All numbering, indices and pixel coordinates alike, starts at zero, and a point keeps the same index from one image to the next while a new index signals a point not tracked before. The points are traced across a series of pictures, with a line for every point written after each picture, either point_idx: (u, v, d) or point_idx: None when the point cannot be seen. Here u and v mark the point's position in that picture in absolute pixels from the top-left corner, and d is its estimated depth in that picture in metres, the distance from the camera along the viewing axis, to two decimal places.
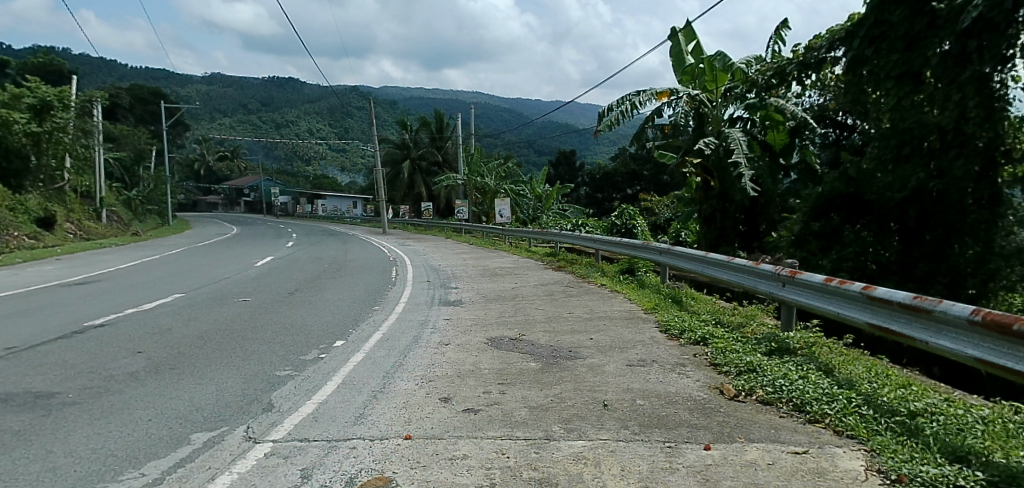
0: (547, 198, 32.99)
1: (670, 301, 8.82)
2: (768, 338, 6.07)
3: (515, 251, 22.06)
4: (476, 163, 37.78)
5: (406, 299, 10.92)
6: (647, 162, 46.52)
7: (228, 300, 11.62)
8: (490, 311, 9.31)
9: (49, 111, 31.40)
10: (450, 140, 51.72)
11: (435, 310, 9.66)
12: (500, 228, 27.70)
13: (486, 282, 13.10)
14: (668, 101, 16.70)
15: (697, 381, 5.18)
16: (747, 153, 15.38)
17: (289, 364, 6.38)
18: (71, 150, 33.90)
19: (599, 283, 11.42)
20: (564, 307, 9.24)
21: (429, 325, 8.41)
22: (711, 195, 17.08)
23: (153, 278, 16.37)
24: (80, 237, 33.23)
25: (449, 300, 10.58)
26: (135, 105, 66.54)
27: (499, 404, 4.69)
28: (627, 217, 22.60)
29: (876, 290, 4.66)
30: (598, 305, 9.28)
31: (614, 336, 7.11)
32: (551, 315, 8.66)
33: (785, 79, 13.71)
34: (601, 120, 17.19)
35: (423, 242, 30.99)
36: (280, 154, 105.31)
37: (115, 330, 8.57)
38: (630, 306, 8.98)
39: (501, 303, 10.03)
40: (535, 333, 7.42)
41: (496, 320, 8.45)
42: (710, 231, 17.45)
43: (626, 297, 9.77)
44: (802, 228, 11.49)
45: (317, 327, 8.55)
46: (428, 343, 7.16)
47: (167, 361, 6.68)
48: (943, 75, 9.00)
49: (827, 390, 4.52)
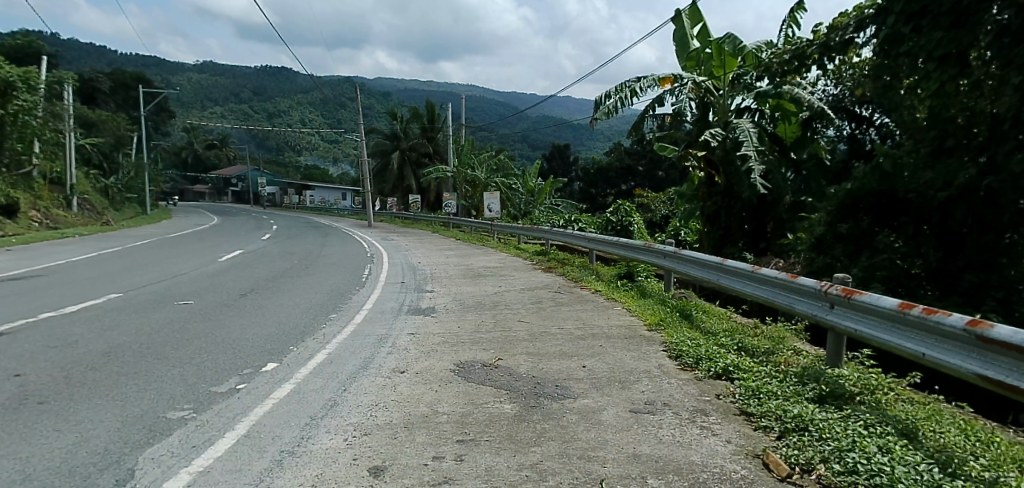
0: (540, 193, 31.68)
1: (677, 316, 7.40)
2: (813, 376, 4.64)
3: (502, 248, 20.62)
4: (466, 155, 36.40)
5: (371, 306, 9.44)
6: (642, 157, 45.22)
7: (167, 303, 10.13)
8: (466, 323, 7.90)
9: (12, 92, 29.29)
10: (441, 131, 50.11)
11: (400, 321, 8.19)
12: (489, 223, 26.35)
13: (468, 284, 11.69)
14: (670, 88, 15.26)
15: (728, 443, 3.77)
16: (758, 146, 14.13)
17: (190, 402, 4.91)
18: (39, 134, 32.45)
19: (593, 289, 10.00)
20: (553, 320, 7.81)
21: (389, 341, 6.97)
22: (715, 191, 15.77)
23: (100, 273, 14.86)
24: (46, 226, 31.79)
25: (419, 308, 9.12)
26: (116, 90, 64.87)
27: (450, 484, 3.26)
28: (623, 214, 21.25)
29: (996, 329, 3.25)
30: (592, 318, 7.85)
31: (612, 363, 5.67)
32: (537, 330, 7.23)
33: (802, 65, 12.36)
34: (598, 108, 15.78)
35: (408, 236, 29.57)
36: (270, 144, 103.55)
37: (8, 342, 7.13)
38: (630, 320, 7.56)
39: (478, 313, 8.58)
40: (514, 357, 5.99)
41: (469, 337, 7.03)
42: (714, 231, 16.18)
43: (624, 307, 8.36)
44: (826, 229, 10.05)
45: (251, 342, 7.06)
46: (379, 369, 5.69)
47: (41, 392, 5.25)
48: (999, 54, 7.57)
49: (924, 472, 3.10)
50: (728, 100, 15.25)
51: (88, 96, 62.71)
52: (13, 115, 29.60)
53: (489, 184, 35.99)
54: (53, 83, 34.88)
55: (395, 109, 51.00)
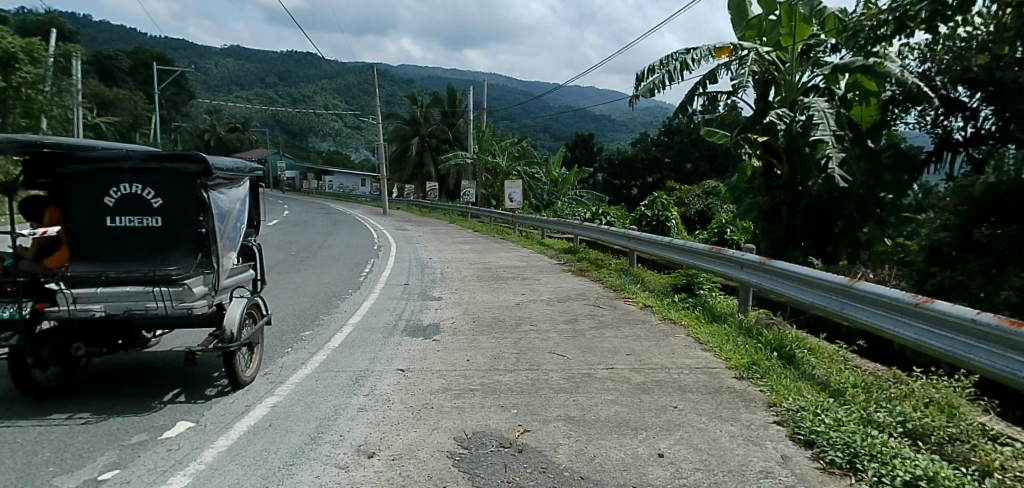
0: (564, 183, 29.50)
1: (778, 360, 5.23)
2: None
3: (521, 244, 18.47)
4: (486, 141, 34.63)
5: (357, 321, 7.37)
6: (669, 149, 42.88)
7: None
8: (477, 354, 5.83)
9: (15, 64, 27.59)
10: (462, 117, 48.06)
11: (392, 346, 6.17)
12: (509, 214, 24.20)
13: (485, 290, 9.58)
14: (728, 61, 13.04)
15: None
16: (834, 130, 12.01)
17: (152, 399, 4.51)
18: (45, 110, 30.92)
19: (644, 304, 7.90)
20: (600, 356, 5.67)
21: (368, 383, 4.92)
22: (775, 185, 13.54)
23: None
24: None
25: (420, 326, 7.07)
26: (136, 69, 63.64)
27: None
28: (659, 208, 18.97)
29: None
30: (654, 354, 5.66)
31: (706, 451, 3.53)
32: (576, 373, 5.12)
33: (901, 30, 10.14)
34: (640, 83, 13.53)
35: (422, 226, 27.66)
36: (291, 129, 102.36)
37: None
38: (708, 360, 5.43)
39: (495, 337, 6.47)
40: (546, 428, 3.91)
41: (478, 381, 4.94)
42: (773, 230, 13.90)
43: (692, 335, 6.28)
44: (951, 240, 7.64)
45: (175, 379, 5.05)
46: (335, 448, 3.60)
47: None
48: None
49: None
50: (794, 77, 13.08)
51: (107, 74, 61.55)
52: (16, 88, 27.99)
53: (511, 172, 33.85)
54: (61, 57, 33.34)
55: (416, 92, 48.87)
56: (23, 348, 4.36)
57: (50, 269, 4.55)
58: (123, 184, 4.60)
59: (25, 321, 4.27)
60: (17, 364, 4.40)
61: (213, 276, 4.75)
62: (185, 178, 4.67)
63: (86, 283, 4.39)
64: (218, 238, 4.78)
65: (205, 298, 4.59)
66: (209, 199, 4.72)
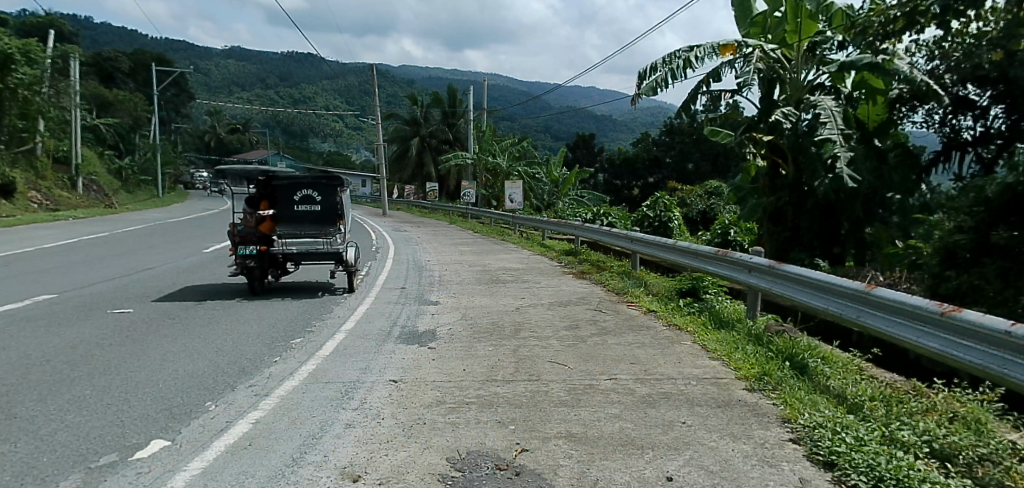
0: (564, 183, 29.17)
1: (790, 371, 4.97)
2: None
3: (522, 245, 18.22)
4: (485, 142, 34.37)
5: (350, 327, 7.09)
6: (670, 149, 42.49)
7: (96, 313, 7.89)
8: (473, 364, 5.55)
9: (11, 65, 27.35)
10: (462, 117, 47.79)
11: (385, 354, 5.90)
12: (509, 215, 23.90)
13: (483, 294, 9.31)
14: (732, 58, 12.78)
15: None
16: (840, 128, 11.74)
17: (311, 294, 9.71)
18: (42, 111, 30.68)
19: (647, 308, 7.63)
20: (604, 366, 5.40)
21: (357, 396, 4.65)
22: (780, 185, 13.27)
23: (59, 264, 12.76)
24: (46, 208, 30.21)
25: (415, 333, 6.81)
26: (136, 71, 63.44)
27: None
28: (661, 208, 18.69)
29: None
30: (660, 364, 5.38)
31: (718, 475, 3.26)
32: (576, 386, 4.84)
33: (910, 26, 9.87)
34: (642, 82, 13.27)
35: (421, 227, 27.36)
36: (292, 129, 102.09)
37: None
38: (717, 370, 5.16)
39: (492, 345, 6.21)
40: (545, 447, 3.64)
41: (474, 393, 4.67)
42: (779, 232, 13.64)
43: (699, 342, 6.02)
44: (966, 242, 7.36)
45: (154, 391, 4.76)
46: (317, 471, 3.34)
47: None
48: None
49: None
50: (799, 75, 12.83)
51: (107, 76, 61.40)
52: (12, 89, 27.75)
53: (511, 173, 33.57)
54: (58, 58, 33.09)
55: (416, 93, 48.59)
56: (252, 267, 9.40)
57: (265, 230, 9.65)
58: (303, 190, 10.16)
59: (257, 255, 9.38)
60: (247, 275, 9.45)
61: (339, 235, 10.06)
62: (332, 187, 10.28)
63: (287, 236, 9.71)
64: (341, 216, 10.19)
65: (339, 244, 9.93)
66: (342, 196, 10.27)
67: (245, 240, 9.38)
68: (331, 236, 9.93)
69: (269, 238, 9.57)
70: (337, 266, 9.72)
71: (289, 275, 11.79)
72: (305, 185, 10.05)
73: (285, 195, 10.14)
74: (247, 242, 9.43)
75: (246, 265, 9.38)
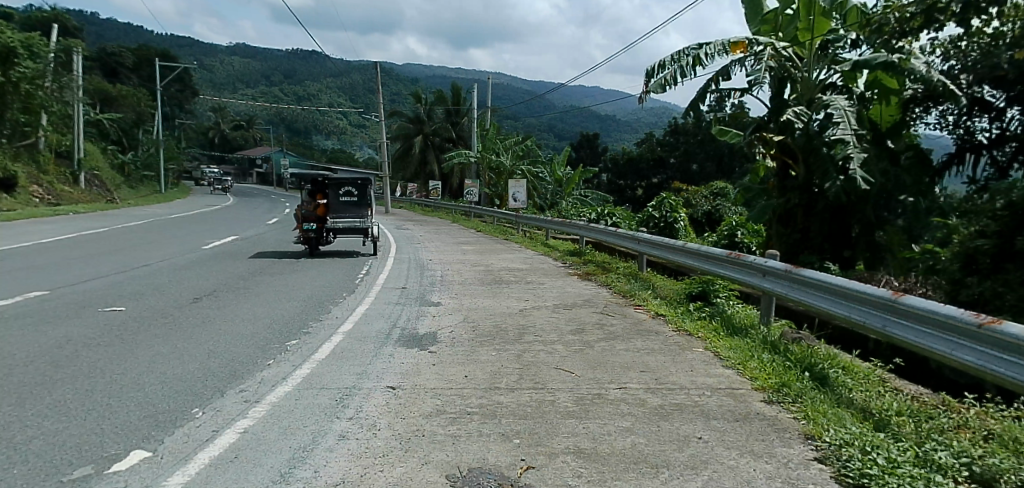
0: (569, 183, 28.87)
1: (810, 381, 4.70)
2: None
3: (526, 244, 17.98)
4: (489, 140, 34.11)
5: (348, 329, 6.85)
6: (675, 149, 42.13)
7: (87, 311, 7.67)
8: (476, 370, 5.29)
9: (13, 59, 27.14)
10: (466, 115, 47.50)
11: (383, 358, 5.65)
12: (513, 214, 23.62)
13: (487, 295, 9.06)
14: (743, 56, 12.52)
15: None
16: (852, 128, 11.47)
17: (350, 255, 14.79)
18: (44, 106, 30.51)
19: (657, 312, 7.38)
20: (613, 373, 5.14)
21: (353, 404, 4.40)
22: (790, 187, 13.00)
23: (53, 260, 12.53)
24: (47, 202, 30.03)
25: (416, 335, 6.56)
26: (140, 66, 63.29)
27: None
28: (667, 209, 18.41)
29: None
30: (673, 372, 5.11)
31: None
32: (585, 395, 4.59)
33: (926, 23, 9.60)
34: (650, 80, 13.01)
35: (423, 225, 27.07)
36: (296, 126, 101.89)
37: None
38: (733, 380, 4.89)
39: (495, 349, 5.96)
40: (553, 464, 3.38)
41: (476, 402, 4.42)
42: (788, 234, 13.37)
43: (711, 349, 5.76)
44: (989, 246, 7.09)
45: (138, 396, 4.52)
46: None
47: None
48: None
49: None
50: (811, 74, 12.56)
51: (111, 71, 61.26)
52: (15, 83, 27.55)
53: (515, 172, 33.32)
54: (61, 52, 32.89)
55: (420, 90, 48.32)
56: (313, 236, 14.62)
57: (321, 213, 14.80)
58: (344, 186, 14.98)
59: (314, 229, 14.53)
60: (309, 241, 14.67)
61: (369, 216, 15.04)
62: (365, 183, 15.17)
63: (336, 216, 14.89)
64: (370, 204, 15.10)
65: (369, 223, 14.96)
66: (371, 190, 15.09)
67: (306, 218, 14.52)
68: (363, 217, 15.01)
69: (323, 219, 14.72)
70: (367, 237, 14.80)
71: (288, 273, 11.54)
72: (345, 184, 14.87)
73: (333, 190, 15.06)
74: (309, 221, 14.61)
75: (308, 235, 14.60)
